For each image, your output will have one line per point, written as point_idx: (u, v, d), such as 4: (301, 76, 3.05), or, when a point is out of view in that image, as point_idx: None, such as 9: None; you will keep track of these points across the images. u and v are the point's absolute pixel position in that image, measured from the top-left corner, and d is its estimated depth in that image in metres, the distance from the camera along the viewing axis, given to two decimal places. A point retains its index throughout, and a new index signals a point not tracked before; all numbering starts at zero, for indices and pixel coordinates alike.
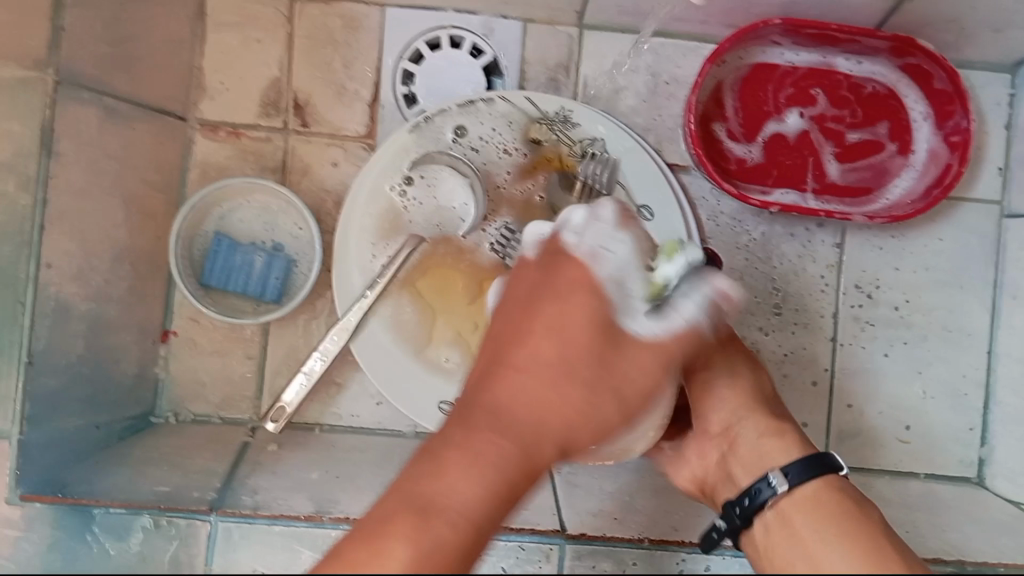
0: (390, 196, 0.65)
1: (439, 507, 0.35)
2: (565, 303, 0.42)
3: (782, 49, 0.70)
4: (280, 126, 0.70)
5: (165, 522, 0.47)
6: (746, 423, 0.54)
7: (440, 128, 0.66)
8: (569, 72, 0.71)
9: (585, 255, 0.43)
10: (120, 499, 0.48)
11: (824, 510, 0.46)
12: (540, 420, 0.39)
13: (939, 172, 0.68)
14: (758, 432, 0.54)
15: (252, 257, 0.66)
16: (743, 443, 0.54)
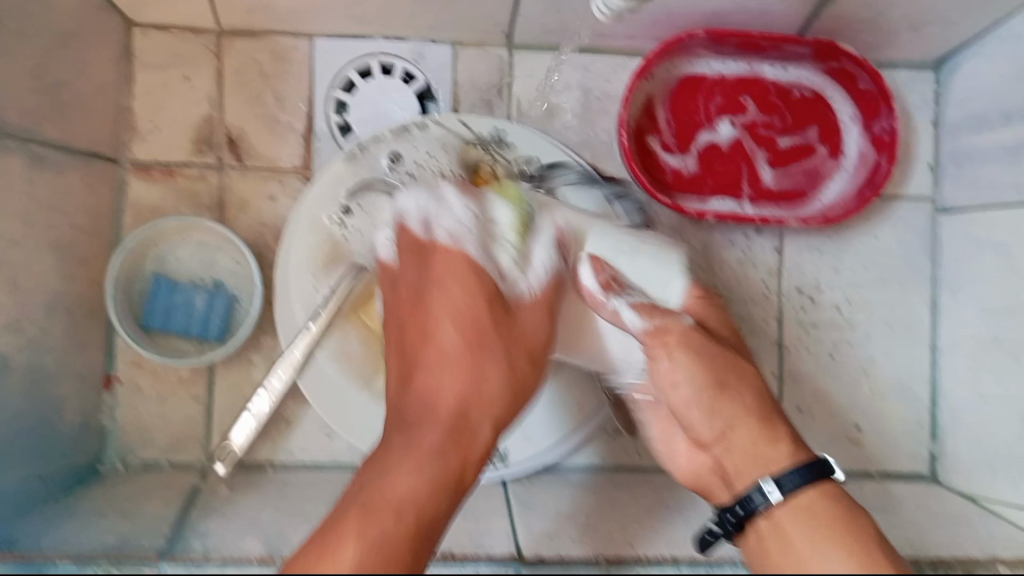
0: (328, 228, 0.65)
1: (377, 493, 0.38)
2: (437, 287, 0.50)
3: (708, 60, 0.71)
4: (214, 162, 0.68)
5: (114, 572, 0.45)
6: (740, 427, 0.50)
7: (375, 157, 0.67)
8: (501, 93, 0.71)
9: (450, 241, 0.52)
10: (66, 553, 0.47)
11: (820, 521, 0.44)
12: (468, 405, 0.45)
13: (868, 172, 0.70)
14: (755, 434, 0.50)
15: (191, 297, 0.65)
16: (732, 453, 0.50)
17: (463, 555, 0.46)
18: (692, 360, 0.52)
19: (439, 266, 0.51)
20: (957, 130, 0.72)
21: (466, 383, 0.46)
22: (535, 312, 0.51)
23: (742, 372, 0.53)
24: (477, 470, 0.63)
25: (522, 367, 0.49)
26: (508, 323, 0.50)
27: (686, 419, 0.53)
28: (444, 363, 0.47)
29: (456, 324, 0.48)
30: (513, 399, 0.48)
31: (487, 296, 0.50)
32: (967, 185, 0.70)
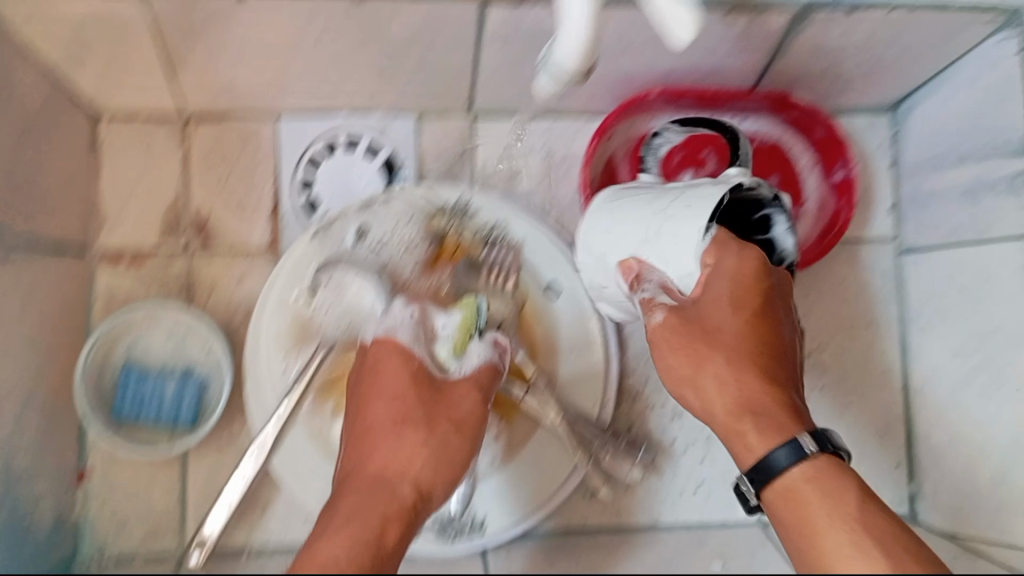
0: (297, 306, 0.67)
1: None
2: (377, 376, 0.55)
3: (670, 116, 0.71)
4: (183, 248, 0.69)
5: None
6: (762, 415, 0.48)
7: (341, 233, 0.68)
8: (465, 162, 0.72)
9: (383, 332, 0.57)
10: None
11: None
12: (405, 482, 0.50)
13: (829, 219, 0.73)
14: (773, 423, 0.48)
15: (162, 385, 0.66)
16: (720, 405, 0.50)
17: None
18: (728, 336, 0.51)
19: (383, 355, 0.56)
20: (915, 172, 0.74)
21: (392, 462, 0.50)
22: (470, 393, 0.55)
23: (755, 340, 0.51)
24: (455, 541, 0.68)
25: (455, 445, 0.53)
26: (445, 402, 0.54)
27: (697, 382, 0.51)
28: (374, 444, 0.52)
29: (389, 402, 0.53)
30: (442, 476, 0.52)
31: (415, 382, 0.54)
32: (930, 227, 0.73)
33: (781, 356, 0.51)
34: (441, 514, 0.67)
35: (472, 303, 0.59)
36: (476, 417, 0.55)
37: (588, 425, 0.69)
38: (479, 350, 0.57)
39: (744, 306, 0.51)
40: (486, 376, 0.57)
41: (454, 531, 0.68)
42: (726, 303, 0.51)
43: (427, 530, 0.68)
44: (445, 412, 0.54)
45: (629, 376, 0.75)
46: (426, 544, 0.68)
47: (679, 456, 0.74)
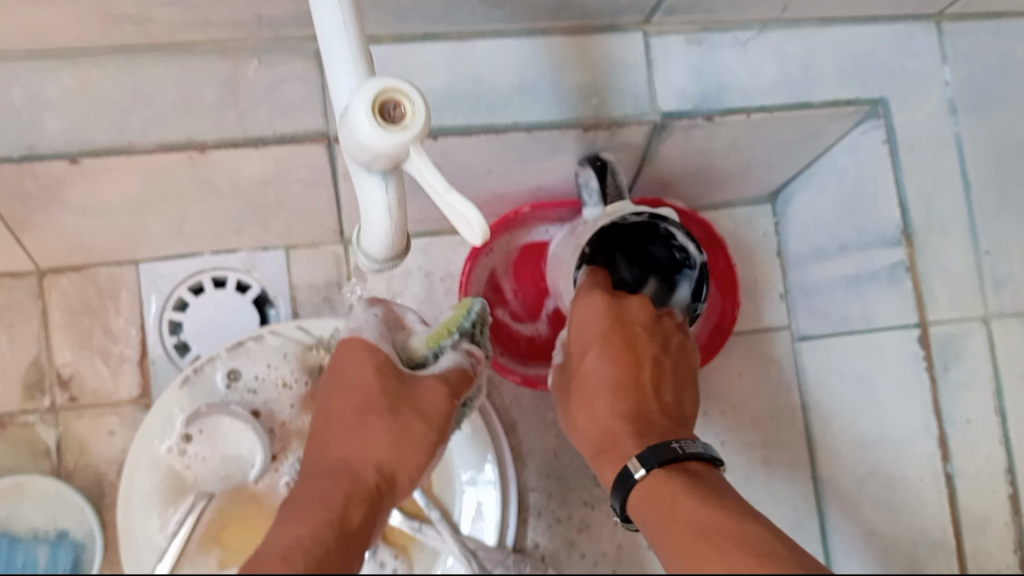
0: (168, 459, 0.63)
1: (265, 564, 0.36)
2: (341, 372, 0.51)
3: (545, 227, 0.71)
4: (47, 406, 0.65)
5: None
6: (621, 420, 0.54)
7: (211, 377, 0.65)
8: (341, 290, 0.70)
9: (348, 332, 0.54)
10: None
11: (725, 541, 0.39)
12: (371, 474, 0.47)
13: (717, 319, 0.71)
14: (632, 433, 0.52)
15: (35, 556, 0.61)
16: (595, 425, 0.55)
17: None
18: (601, 360, 0.57)
19: (346, 360, 0.51)
20: (800, 262, 0.73)
21: (353, 447, 0.48)
22: (440, 391, 0.52)
23: (613, 367, 0.57)
24: None
25: (416, 435, 0.50)
26: (416, 397, 0.51)
27: (583, 413, 0.57)
28: (336, 433, 0.49)
29: (353, 393, 0.50)
30: (407, 466, 0.49)
31: (381, 373, 0.51)
32: (818, 316, 0.72)
33: (649, 374, 0.57)
34: None
35: (468, 306, 0.58)
36: (448, 411, 0.52)
37: (489, 551, 0.67)
38: (448, 359, 0.55)
39: (612, 336, 0.58)
40: (461, 386, 0.53)
41: None
42: (594, 347, 0.58)
43: None
44: (414, 402, 0.51)
45: (531, 492, 0.71)
46: None
47: (590, 570, 0.71)
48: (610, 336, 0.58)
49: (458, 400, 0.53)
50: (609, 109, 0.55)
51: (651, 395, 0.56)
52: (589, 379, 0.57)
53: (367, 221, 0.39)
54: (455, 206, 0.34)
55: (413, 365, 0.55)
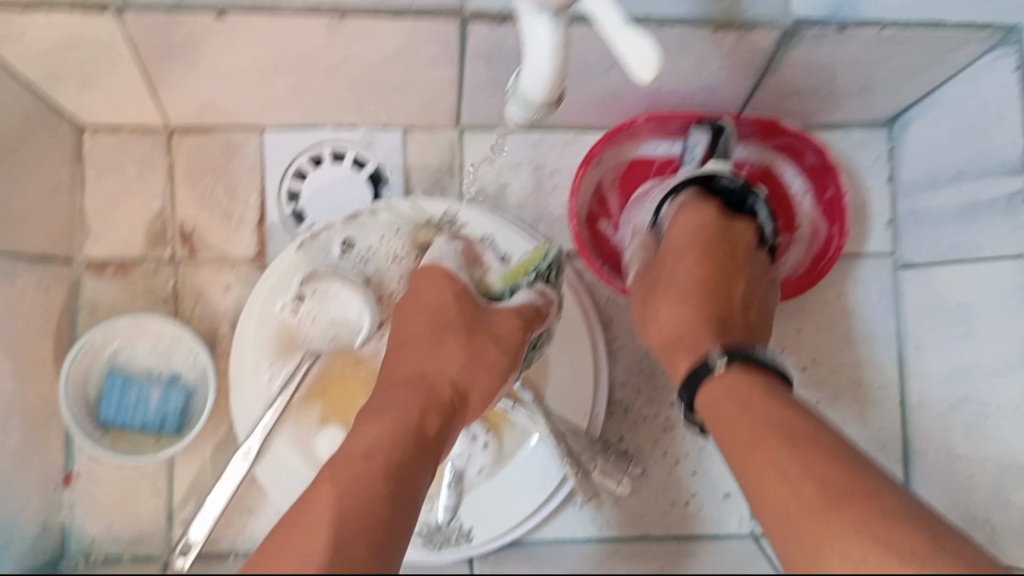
0: (282, 316, 0.66)
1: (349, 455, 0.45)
2: (420, 293, 0.59)
3: (656, 142, 0.72)
4: (168, 257, 0.69)
5: None
6: (704, 321, 0.56)
7: (327, 244, 0.68)
8: (452, 173, 0.72)
9: (429, 261, 0.61)
10: None
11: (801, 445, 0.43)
12: (448, 386, 0.54)
13: (820, 247, 0.72)
14: (713, 335, 0.55)
15: (148, 392, 0.66)
16: (667, 323, 0.58)
17: None
18: (693, 262, 0.61)
19: (421, 275, 0.60)
20: (911, 190, 0.73)
21: (429, 364, 0.55)
22: (515, 320, 0.59)
23: (702, 273, 0.60)
24: (443, 549, 0.68)
25: (490, 357, 0.57)
26: (487, 324, 0.58)
27: (664, 305, 0.60)
28: (413, 348, 0.56)
29: (424, 313, 0.58)
30: (479, 381, 0.56)
31: (455, 300, 0.58)
32: (925, 245, 0.71)
33: (740, 293, 0.59)
34: (428, 520, 0.67)
35: (545, 247, 0.62)
36: (518, 338, 0.58)
37: (577, 437, 0.67)
38: (522, 293, 0.61)
39: (711, 246, 0.61)
40: (535, 321, 0.59)
41: (441, 541, 0.67)
42: (691, 248, 0.61)
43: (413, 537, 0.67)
44: (482, 325, 0.58)
45: (619, 388, 0.73)
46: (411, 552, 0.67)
47: (672, 469, 0.73)
48: (710, 245, 0.61)
49: (531, 332, 0.59)
50: (742, 9, 0.55)
51: (735, 303, 0.59)
52: (677, 279, 0.60)
53: (532, 58, 0.41)
54: (630, 41, 0.37)
55: (488, 298, 0.62)
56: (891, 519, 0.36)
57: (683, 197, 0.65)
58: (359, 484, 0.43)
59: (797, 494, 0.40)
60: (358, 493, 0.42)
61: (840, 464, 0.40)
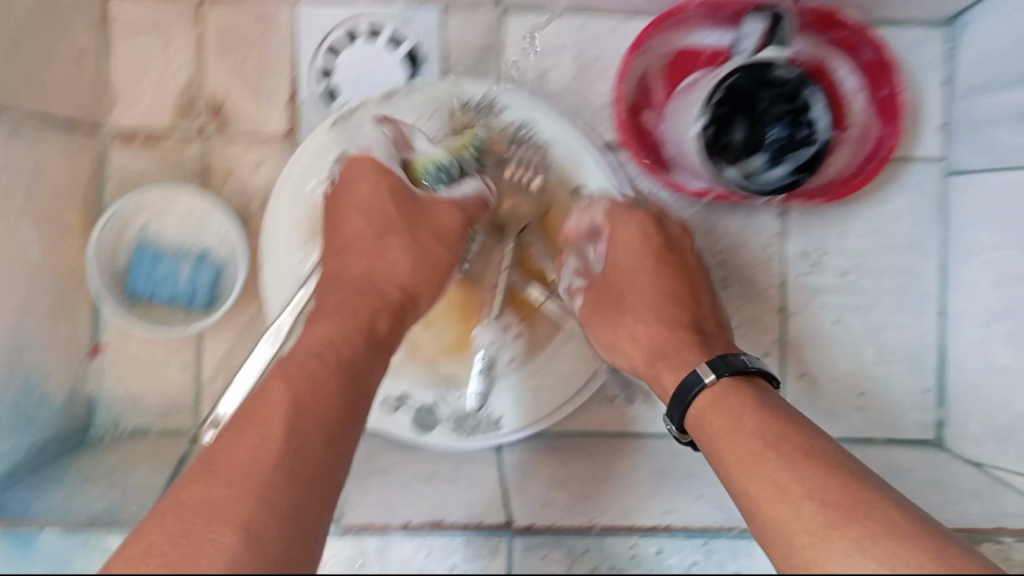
0: (317, 195, 0.65)
1: (291, 360, 0.44)
2: (353, 185, 0.58)
3: (705, 32, 0.69)
4: (199, 129, 0.67)
5: (101, 538, 0.52)
6: (680, 347, 0.57)
7: (360, 123, 0.65)
8: (493, 55, 0.69)
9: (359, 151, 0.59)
10: (55, 518, 0.53)
11: (805, 465, 0.41)
12: (395, 288, 0.55)
13: (872, 148, 0.68)
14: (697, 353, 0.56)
15: (178, 266, 0.65)
16: (654, 352, 0.59)
17: (455, 523, 0.57)
18: (643, 278, 0.63)
19: (348, 175, 0.59)
20: (970, 92, 0.70)
21: (376, 264, 0.56)
22: (455, 215, 0.59)
23: (662, 288, 0.62)
24: (472, 436, 0.67)
25: (433, 254, 0.58)
26: (428, 220, 0.58)
27: (630, 326, 0.61)
28: (356, 250, 0.56)
29: (368, 210, 0.57)
30: (426, 281, 0.57)
31: (393, 197, 0.58)
32: (979, 149, 0.68)
33: (703, 301, 0.62)
34: (460, 406, 0.67)
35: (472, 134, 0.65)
36: (456, 232, 0.59)
37: None
38: (463, 187, 0.61)
39: (660, 259, 0.63)
40: (473, 210, 0.61)
41: (472, 427, 0.67)
42: (642, 262, 0.63)
43: (442, 422, 0.67)
44: (427, 219, 0.58)
45: None
46: (441, 438, 0.67)
47: None
48: (651, 253, 0.63)
49: (471, 225, 0.60)
50: None
51: (704, 311, 0.61)
52: (637, 294, 0.62)
53: None
54: None
55: (420, 187, 0.61)
56: (892, 540, 0.35)
57: (609, 206, 0.65)
58: (313, 386, 0.42)
59: (796, 513, 0.39)
60: (312, 392, 0.41)
61: (840, 482, 0.39)
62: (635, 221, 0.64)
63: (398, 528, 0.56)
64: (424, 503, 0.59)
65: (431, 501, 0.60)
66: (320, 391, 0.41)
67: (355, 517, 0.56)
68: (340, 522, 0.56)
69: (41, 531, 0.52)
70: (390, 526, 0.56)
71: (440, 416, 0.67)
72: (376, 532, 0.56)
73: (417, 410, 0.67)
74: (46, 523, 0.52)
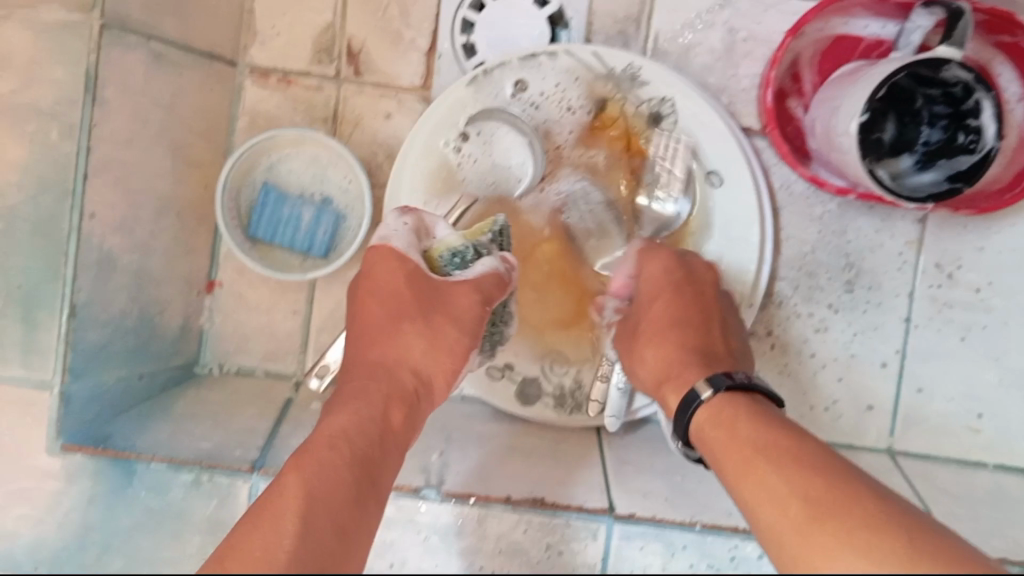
0: (444, 152, 0.64)
1: (303, 458, 0.39)
2: (373, 275, 0.51)
3: (868, 21, 0.65)
4: (333, 73, 0.66)
5: (205, 479, 0.52)
6: (684, 365, 0.52)
7: (499, 82, 0.64)
8: (639, 25, 0.66)
9: (382, 241, 0.52)
10: (160, 454, 0.52)
11: (794, 461, 0.39)
12: (411, 377, 0.49)
13: None
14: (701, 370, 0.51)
15: (300, 211, 0.64)
16: (669, 377, 0.53)
17: (553, 503, 0.54)
18: (663, 301, 0.57)
19: (368, 268, 0.52)
20: None
21: (389, 354, 0.50)
22: (473, 296, 0.52)
23: (676, 313, 0.56)
24: (573, 416, 0.66)
25: (449, 340, 0.51)
26: (445, 303, 0.51)
27: (642, 351, 0.56)
28: (371, 339, 0.50)
29: (388, 291, 0.51)
30: (442, 367, 0.51)
31: (410, 281, 0.51)
32: None
33: (721, 327, 0.56)
34: (564, 384, 0.66)
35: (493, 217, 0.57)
36: (476, 318, 0.52)
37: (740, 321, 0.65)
38: (479, 265, 0.53)
39: (676, 287, 0.57)
40: (495, 288, 0.53)
41: (574, 407, 0.66)
42: (651, 293, 0.58)
43: (544, 398, 0.66)
44: (443, 303, 0.51)
45: (777, 280, 0.71)
46: (542, 414, 0.66)
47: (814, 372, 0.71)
48: (681, 301, 0.56)
49: (491, 305, 0.53)
50: None
51: (718, 337, 0.55)
52: (650, 321, 0.57)
53: None
54: None
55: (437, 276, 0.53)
56: (876, 529, 0.33)
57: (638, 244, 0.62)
58: (325, 485, 0.38)
59: (783, 512, 0.36)
60: (325, 495, 0.37)
61: (831, 478, 0.37)
62: (659, 259, 0.59)
63: (499, 501, 0.54)
64: (524, 482, 0.57)
65: (531, 475, 0.59)
66: (334, 493, 0.38)
67: (455, 486, 0.55)
68: (440, 489, 0.55)
69: (148, 465, 0.52)
70: (491, 499, 0.54)
71: (543, 391, 0.66)
72: (472, 502, 0.54)
73: (519, 383, 0.66)
74: (154, 456, 0.52)
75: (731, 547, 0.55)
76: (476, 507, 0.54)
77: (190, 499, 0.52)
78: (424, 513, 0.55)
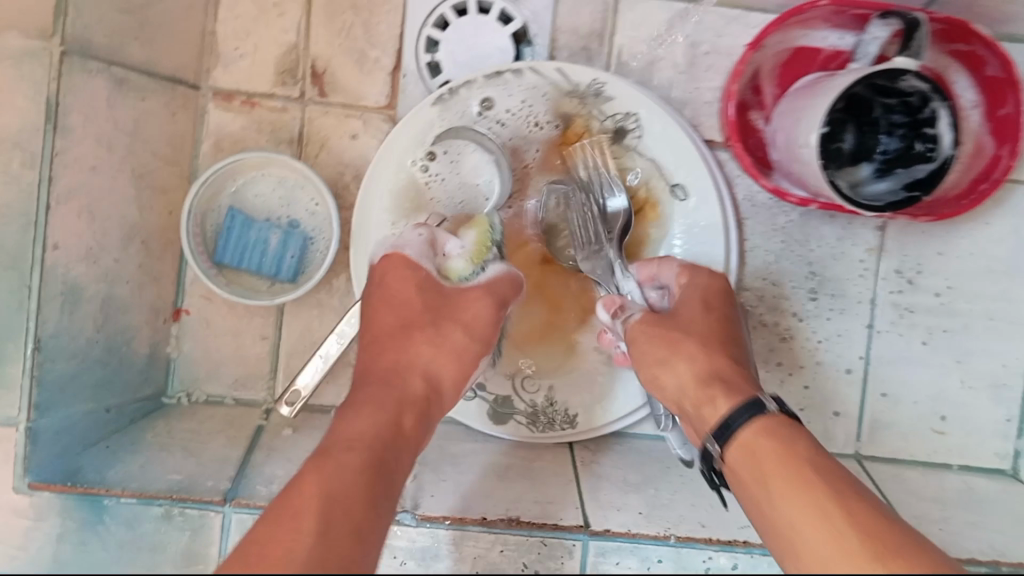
0: (412, 171, 0.64)
1: (323, 458, 0.39)
2: (386, 282, 0.53)
3: (826, 32, 0.66)
4: (297, 95, 0.66)
5: (176, 512, 0.51)
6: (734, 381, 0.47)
7: (466, 101, 0.64)
8: (602, 41, 0.67)
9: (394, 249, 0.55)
10: (131, 488, 0.51)
11: (852, 498, 0.38)
12: (422, 380, 0.49)
13: (984, 168, 0.65)
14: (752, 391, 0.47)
15: (267, 235, 0.64)
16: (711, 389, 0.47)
17: (528, 522, 0.54)
18: (712, 313, 0.53)
19: (381, 279, 0.53)
20: None
21: (402, 356, 0.49)
22: (486, 304, 0.54)
23: (724, 330, 0.51)
24: (546, 432, 0.67)
25: (457, 346, 0.51)
26: (455, 312, 0.52)
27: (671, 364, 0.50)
28: (381, 343, 0.50)
29: (400, 301, 0.52)
30: (452, 373, 0.51)
31: (421, 290, 0.52)
32: None
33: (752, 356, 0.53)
34: (536, 401, 0.66)
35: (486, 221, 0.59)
36: (485, 327, 0.53)
37: None
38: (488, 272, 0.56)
39: (723, 303, 0.54)
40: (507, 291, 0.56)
41: (546, 423, 0.66)
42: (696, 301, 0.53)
43: (517, 415, 0.66)
44: (454, 312, 0.52)
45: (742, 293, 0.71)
46: (513, 431, 0.66)
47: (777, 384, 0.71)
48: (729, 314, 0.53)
49: (500, 313, 0.55)
50: None
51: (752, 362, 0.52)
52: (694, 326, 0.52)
53: None
54: None
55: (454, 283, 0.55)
56: None
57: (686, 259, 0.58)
58: (342, 485, 0.37)
59: (838, 543, 0.35)
60: (344, 495, 0.37)
61: (888, 525, 0.36)
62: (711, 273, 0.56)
63: (475, 522, 0.54)
64: (499, 500, 0.57)
65: (507, 494, 0.59)
66: (353, 490, 0.37)
67: (430, 509, 0.55)
68: (415, 512, 0.54)
69: (117, 500, 0.51)
70: (466, 521, 0.54)
71: (516, 408, 0.66)
72: (446, 523, 0.54)
73: (492, 402, 0.66)
74: (123, 490, 0.51)
75: (708, 560, 0.54)
76: (451, 529, 0.54)
77: (165, 531, 0.51)
78: (400, 539, 0.54)
